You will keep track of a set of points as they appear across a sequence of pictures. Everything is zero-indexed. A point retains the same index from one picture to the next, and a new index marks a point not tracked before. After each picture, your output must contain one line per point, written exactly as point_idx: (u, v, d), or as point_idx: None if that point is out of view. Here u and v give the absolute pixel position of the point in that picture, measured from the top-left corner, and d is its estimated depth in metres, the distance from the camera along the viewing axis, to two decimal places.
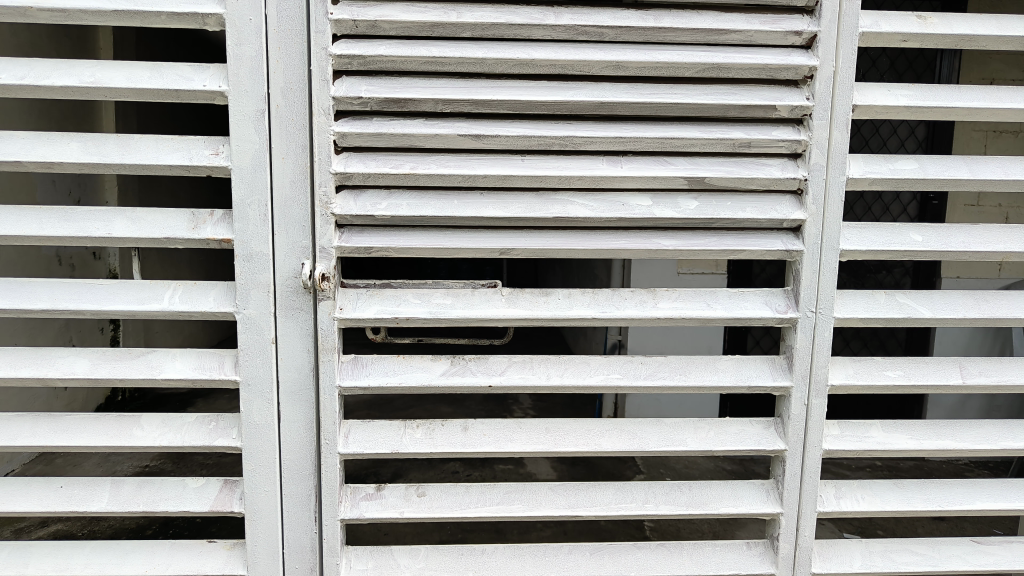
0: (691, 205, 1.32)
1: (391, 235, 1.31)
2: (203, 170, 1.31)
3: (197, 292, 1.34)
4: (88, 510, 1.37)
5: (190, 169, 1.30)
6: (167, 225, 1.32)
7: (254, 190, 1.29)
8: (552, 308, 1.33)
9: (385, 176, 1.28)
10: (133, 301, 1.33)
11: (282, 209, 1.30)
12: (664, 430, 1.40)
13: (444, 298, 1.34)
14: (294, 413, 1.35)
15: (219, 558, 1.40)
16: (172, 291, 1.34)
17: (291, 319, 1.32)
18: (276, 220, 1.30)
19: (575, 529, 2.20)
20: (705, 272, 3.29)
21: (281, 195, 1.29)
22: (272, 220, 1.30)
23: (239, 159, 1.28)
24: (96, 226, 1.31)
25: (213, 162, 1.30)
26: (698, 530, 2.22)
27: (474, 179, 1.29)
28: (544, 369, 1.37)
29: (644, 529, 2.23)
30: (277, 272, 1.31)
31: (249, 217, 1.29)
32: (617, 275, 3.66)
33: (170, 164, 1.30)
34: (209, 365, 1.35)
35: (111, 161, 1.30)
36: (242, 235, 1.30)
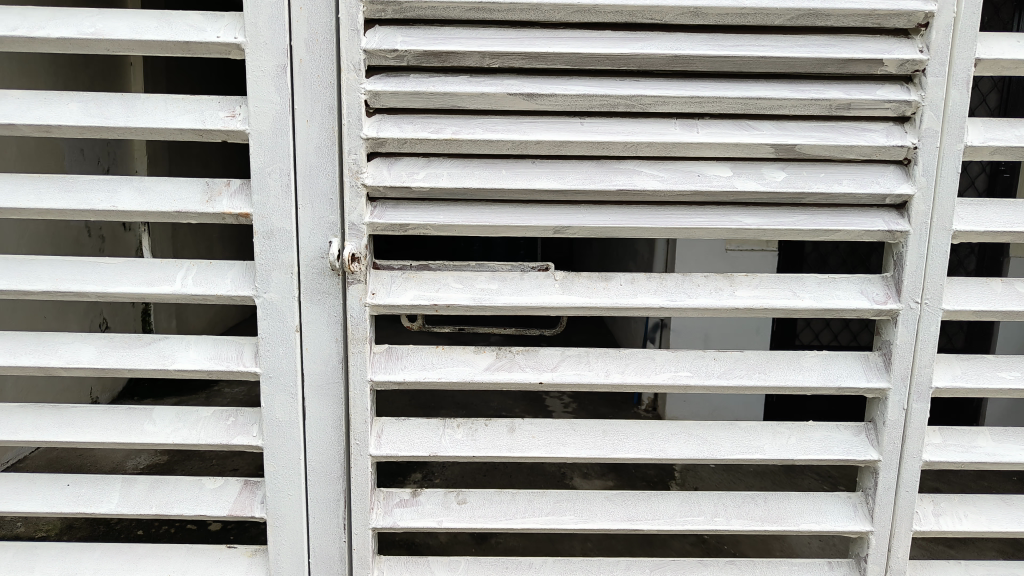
0: (778, 176, 1.13)
1: (430, 210, 1.14)
2: (218, 134, 1.15)
3: (213, 273, 1.19)
4: (97, 511, 1.25)
5: (203, 133, 1.15)
6: (179, 197, 1.17)
7: (275, 158, 1.13)
8: (613, 296, 1.16)
9: (424, 141, 1.11)
10: (143, 281, 1.19)
11: (307, 180, 1.14)
12: (738, 434, 1.23)
13: (489, 283, 1.18)
14: (322, 409, 1.20)
15: (239, 566, 1.27)
16: (185, 270, 1.20)
17: (317, 305, 1.17)
18: (300, 192, 1.14)
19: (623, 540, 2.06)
20: (755, 249, 3.11)
21: (307, 165, 1.13)
22: (295, 192, 1.14)
23: (258, 122, 1.12)
24: (100, 197, 1.17)
25: (230, 125, 1.14)
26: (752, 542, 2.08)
27: (525, 146, 1.11)
28: (602, 364, 1.20)
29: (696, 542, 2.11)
30: (302, 251, 1.15)
31: (269, 188, 1.14)
32: (660, 256, 3.47)
33: (181, 128, 1.15)
34: (227, 354, 1.21)
35: (116, 124, 1.15)
36: (262, 210, 1.14)
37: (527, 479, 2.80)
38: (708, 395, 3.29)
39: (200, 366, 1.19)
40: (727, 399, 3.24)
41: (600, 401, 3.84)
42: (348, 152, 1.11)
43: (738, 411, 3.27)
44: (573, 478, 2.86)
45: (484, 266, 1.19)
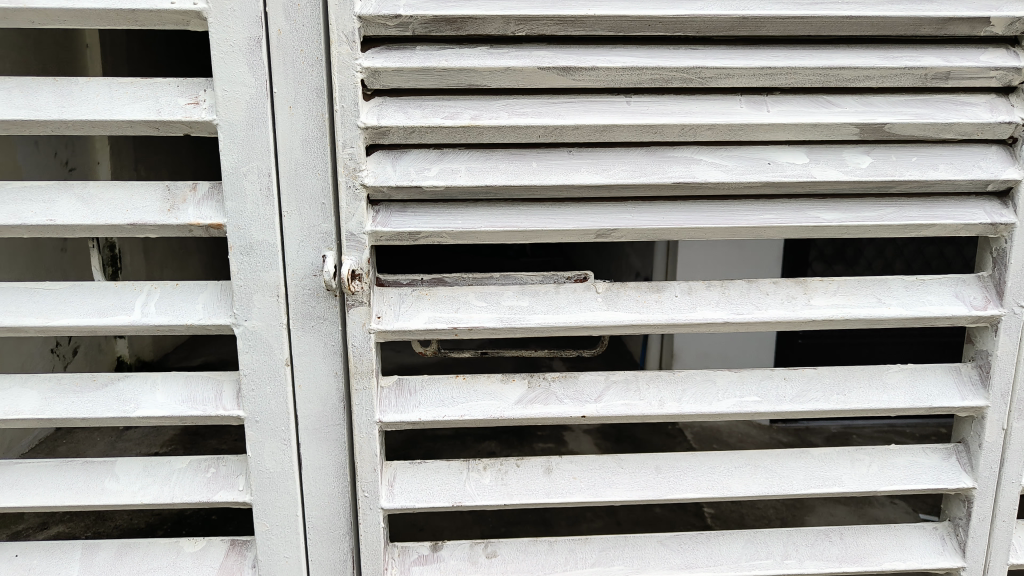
0: (863, 162, 0.94)
1: (445, 213, 0.93)
2: (178, 128, 0.93)
3: (180, 298, 0.97)
4: None
5: (159, 126, 0.92)
6: (133, 207, 0.94)
7: (251, 155, 0.91)
8: (668, 311, 0.97)
9: (437, 130, 0.90)
10: (93, 311, 0.97)
11: (292, 181, 0.92)
12: (811, 464, 1.05)
13: (518, 300, 0.98)
14: (321, 456, 1.00)
15: None
16: (145, 296, 0.98)
17: (311, 333, 0.96)
18: (284, 196, 0.93)
19: None
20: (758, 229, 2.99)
21: (291, 162, 0.92)
22: (278, 196, 0.92)
23: (228, 111, 0.90)
24: (35, 209, 0.94)
25: (193, 116, 0.91)
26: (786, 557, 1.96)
27: (561, 133, 0.90)
28: (654, 391, 1.01)
29: None
30: (289, 269, 0.94)
31: (246, 193, 0.92)
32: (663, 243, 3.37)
33: (131, 121, 0.92)
34: (202, 396, 0.99)
35: (49, 118, 0.91)
36: (237, 219, 0.93)
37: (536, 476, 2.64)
38: None
39: (170, 410, 0.98)
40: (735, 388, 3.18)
41: None
42: (343, 145, 0.89)
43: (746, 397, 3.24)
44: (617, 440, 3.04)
45: (511, 278, 0.99)
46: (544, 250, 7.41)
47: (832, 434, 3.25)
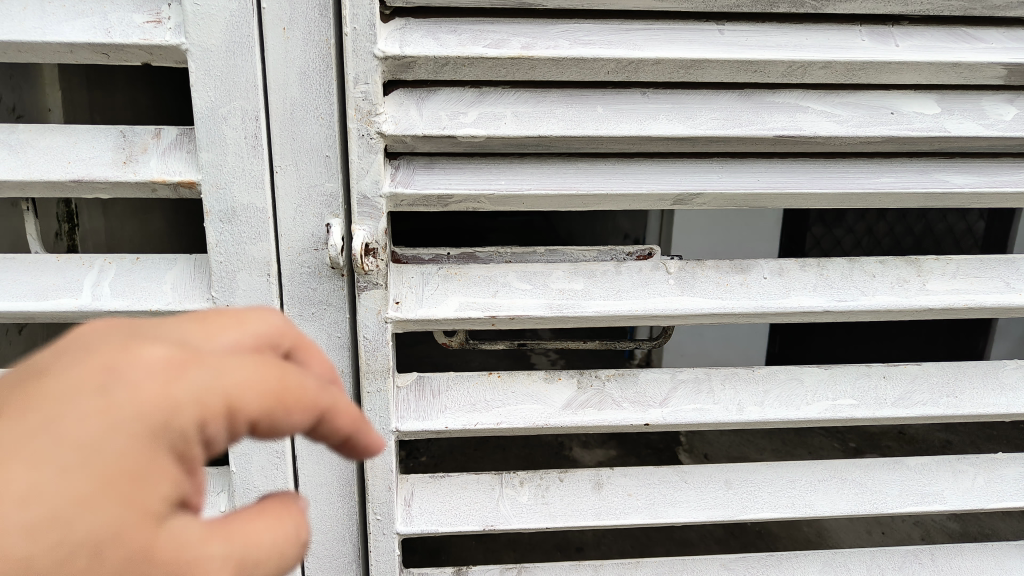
0: (1005, 114, 0.75)
1: (484, 172, 0.72)
2: (135, 54, 0.70)
3: (143, 276, 0.76)
4: None
5: (109, 51, 0.70)
6: (78, 157, 0.73)
7: (233, 92, 0.70)
8: (754, 296, 0.79)
9: (477, 62, 0.69)
10: (29, 293, 0.75)
11: (287, 128, 0.71)
12: (907, 476, 0.89)
13: (570, 281, 0.78)
14: (325, 469, 0.81)
15: None
16: (96, 272, 0.77)
17: (312, 321, 0.76)
18: (276, 147, 0.72)
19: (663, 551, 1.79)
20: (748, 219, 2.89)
21: (287, 103, 0.71)
22: (269, 148, 0.72)
23: (201, 32, 0.68)
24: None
25: (155, 38, 0.69)
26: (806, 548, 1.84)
27: (637, 70, 0.70)
28: (731, 393, 0.84)
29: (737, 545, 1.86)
30: (286, 239, 0.74)
31: (226, 142, 0.71)
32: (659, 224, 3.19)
33: (70, 45, 0.69)
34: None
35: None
36: (216, 177, 0.71)
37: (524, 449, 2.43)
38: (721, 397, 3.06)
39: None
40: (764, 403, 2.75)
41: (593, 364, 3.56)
42: (356, 80, 0.68)
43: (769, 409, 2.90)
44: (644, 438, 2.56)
45: (559, 253, 0.80)
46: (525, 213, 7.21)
47: None
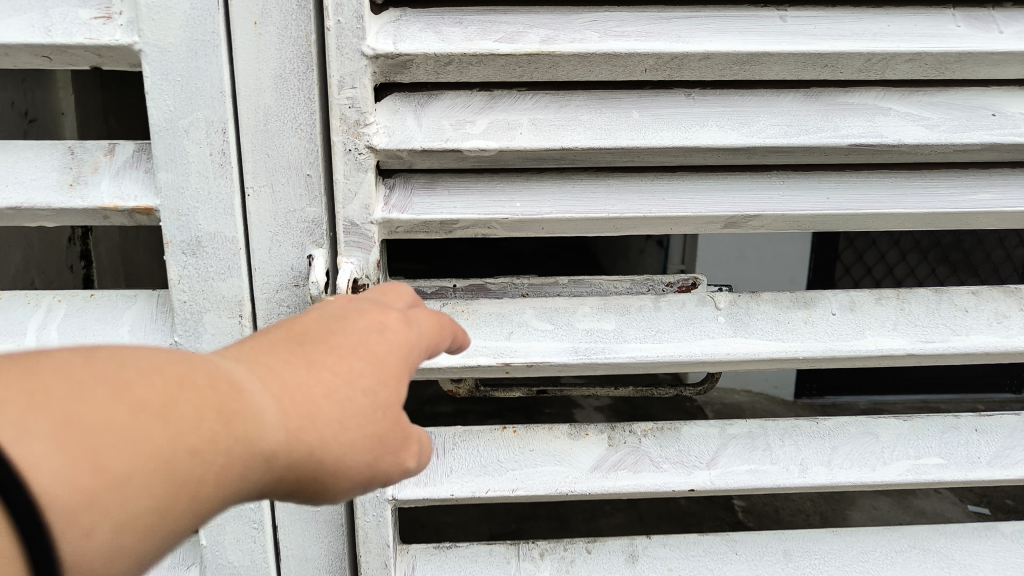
0: None
1: (495, 192, 0.60)
2: (81, 56, 0.58)
3: (95, 318, 0.63)
4: None
5: (51, 53, 0.57)
6: (18, 179, 0.59)
7: (196, 100, 0.58)
8: (822, 336, 0.66)
9: (487, 61, 0.57)
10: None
11: (261, 142, 0.60)
12: (1002, 546, 0.75)
13: (600, 320, 0.65)
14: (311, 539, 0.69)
15: None
16: (41, 312, 0.63)
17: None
18: (249, 164, 0.60)
19: None
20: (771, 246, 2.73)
21: (260, 112, 0.59)
22: (241, 166, 0.60)
23: (158, 29, 0.57)
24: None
25: (105, 38, 0.57)
26: None
27: (681, 67, 0.58)
28: (792, 451, 0.70)
29: None
30: (261, 273, 0.62)
31: (190, 160, 0.59)
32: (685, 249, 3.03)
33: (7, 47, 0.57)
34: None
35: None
36: (176, 201, 0.59)
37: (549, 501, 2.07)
38: None
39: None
40: None
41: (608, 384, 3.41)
42: (340, 84, 0.56)
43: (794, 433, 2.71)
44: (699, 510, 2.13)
45: (585, 284, 0.67)
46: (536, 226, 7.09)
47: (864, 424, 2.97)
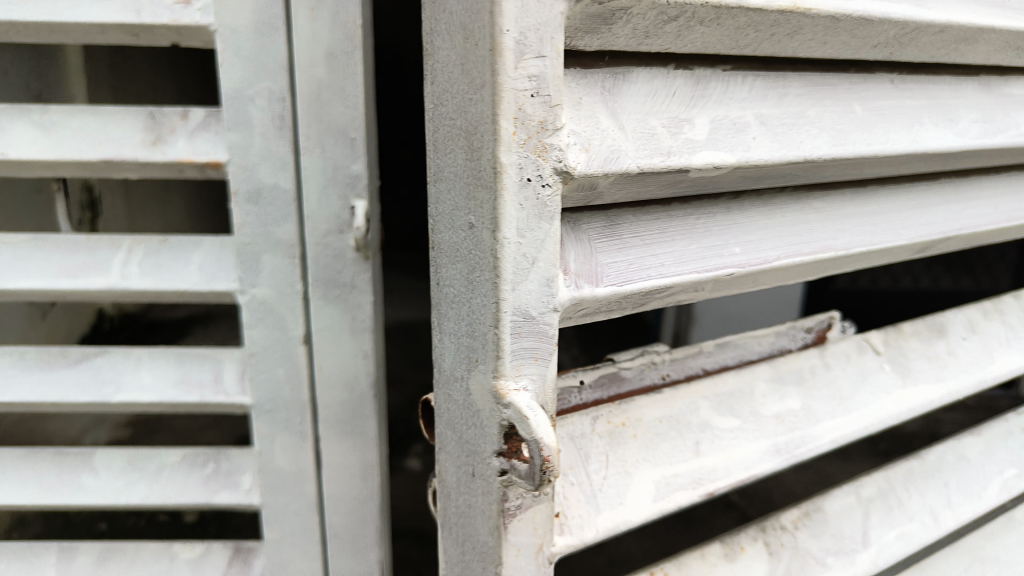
0: None
1: (700, 230, 0.37)
2: (163, 38, 0.49)
3: (171, 256, 0.53)
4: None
5: (139, 34, 0.49)
6: (107, 138, 0.50)
7: (256, 70, 0.49)
8: (970, 366, 0.57)
9: (727, 17, 0.33)
10: (50, 265, 0.52)
11: (311, 116, 0.51)
12: None
13: (783, 397, 0.47)
14: (356, 566, 0.59)
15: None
16: (119, 254, 0.53)
17: (340, 309, 0.54)
18: (305, 133, 0.51)
19: None
20: None
21: (312, 84, 0.50)
22: (295, 135, 0.51)
23: (228, 8, 0.48)
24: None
25: (185, 22, 0.48)
26: None
27: (909, 43, 0.42)
28: (919, 499, 0.61)
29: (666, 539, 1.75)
30: (318, 252, 0.53)
31: (252, 130, 0.50)
32: None
33: (100, 28, 0.48)
34: (217, 464, 0.59)
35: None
36: (240, 154, 0.50)
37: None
38: None
39: (172, 497, 0.57)
40: None
41: None
42: (519, 47, 0.27)
43: None
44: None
45: (729, 346, 0.50)
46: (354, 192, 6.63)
47: None
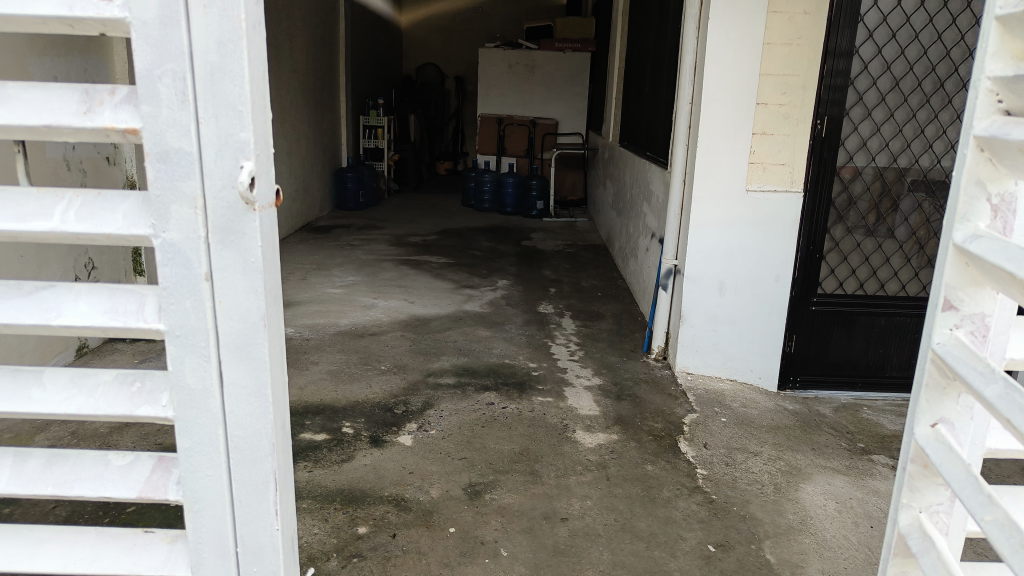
0: None
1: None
2: (92, 27, 0.63)
3: (100, 207, 0.66)
4: None
5: (72, 22, 0.63)
6: (52, 108, 0.64)
7: (163, 55, 0.61)
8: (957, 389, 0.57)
9: None
10: (9, 216, 0.66)
11: (205, 88, 0.62)
12: None
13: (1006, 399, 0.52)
14: (254, 476, 0.69)
15: (162, 560, 0.70)
16: (61, 204, 0.67)
17: (233, 253, 0.65)
18: (198, 103, 0.62)
19: (568, 535, 1.70)
20: (778, 189, 2.57)
21: (206, 63, 0.61)
22: (193, 105, 0.62)
23: (139, 7, 0.61)
24: None
25: (107, 14, 0.61)
26: (693, 510, 1.81)
27: None
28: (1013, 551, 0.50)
29: (627, 508, 1.82)
30: (213, 204, 0.64)
31: (162, 98, 0.62)
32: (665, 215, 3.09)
33: (44, 19, 0.63)
34: (142, 383, 0.69)
35: None
36: (152, 122, 0.63)
37: (462, 439, 2.17)
38: (718, 342, 2.74)
39: (103, 409, 0.68)
40: (749, 467, 2.05)
41: (514, 328, 3.32)
42: None
43: (754, 361, 2.72)
44: (571, 434, 2.23)
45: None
46: (408, 205, 6.99)
47: (839, 404, 2.65)
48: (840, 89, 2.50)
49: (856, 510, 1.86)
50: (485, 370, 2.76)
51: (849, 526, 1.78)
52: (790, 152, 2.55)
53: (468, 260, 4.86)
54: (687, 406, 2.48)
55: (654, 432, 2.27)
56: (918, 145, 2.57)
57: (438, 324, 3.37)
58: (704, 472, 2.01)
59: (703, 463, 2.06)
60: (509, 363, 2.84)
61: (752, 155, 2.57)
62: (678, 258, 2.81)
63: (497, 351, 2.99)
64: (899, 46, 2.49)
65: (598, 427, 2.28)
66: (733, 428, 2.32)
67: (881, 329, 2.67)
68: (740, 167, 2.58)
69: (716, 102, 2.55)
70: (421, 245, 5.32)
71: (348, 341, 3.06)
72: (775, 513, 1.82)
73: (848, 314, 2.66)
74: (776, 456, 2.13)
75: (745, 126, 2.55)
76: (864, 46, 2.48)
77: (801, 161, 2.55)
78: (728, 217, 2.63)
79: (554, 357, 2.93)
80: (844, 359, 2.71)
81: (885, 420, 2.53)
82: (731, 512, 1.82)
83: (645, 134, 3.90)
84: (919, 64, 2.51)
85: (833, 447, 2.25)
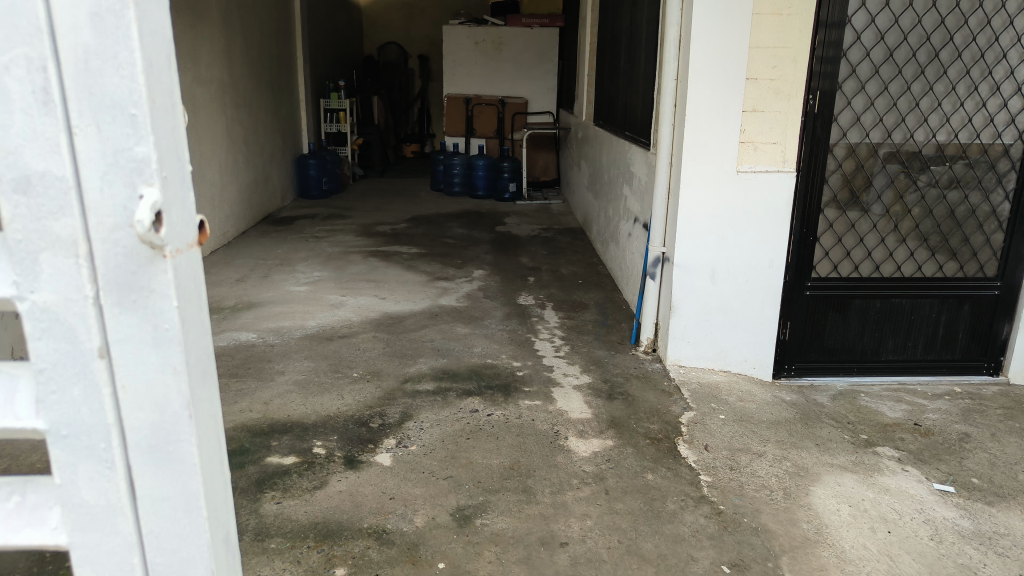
0: None
1: None
2: None
3: None
4: None
5: None
6: None
7: (15, 40, 0.47)
8: None
9: None
10: None
11: (79, 85, 0.48)
12: None
13: None
14: None
15: None
16: None
17: (136, 318, 0.50)
18: (69, 106, 0.48)
19: (570, 564, 1.55)
20: (770, 168, 2.43)
21: (77, 48, 0.47)
22: (63, 108, 0.48)
23: None
24: None
25: None
26: (701, 525, 1.68)
27: None
28: None
29: (631, 527, 1.67)
30: (101, 246, 0.49)
31: (19, 103, 0.48)
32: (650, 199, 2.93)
33: None
34: (22, 498, 0.54)
35: None
36: (6, 137, 0.48)
37: (446, 455, 2.00)
38: (711, 333, 2.60)
39: None
40: (754, 470, 1.92)
41: (493, 323, 3.15)
42: None
43: (749, 351, 2.60)
44: (564, 442, 2.07)
45: None
46: (375, 192, 6.73)
47: (837, 391, 2.55)
48: (832, 61, 2.36)
49: (871, 513, 1.75)
50: (466, 373, 2.59)
51: (867, 533, 1.66)
52: (782, 129, 2.40)
53: (441, 249, 4.66)
54: (683, 404, 2.34)
55: (650, 435, 2.13)
56: (913, 119, 2.45)
57: (412, 322, 3.18)
58: (708, 479, 1.88)
59: (706, 468, 1.93)
60: (491, 364, 2.67)
61: (742, 134, 2.41)
62: (667, 245, 2.65)
63: (477, 350, 2.82)
64: (892, 14, 2.36)
65: (591, 433, 2.13)
66: (734, 426, 2.19)
67: (876, 312, 2.56)
68: (730, 146, 2.42)
69: (704, 78, 2.38)
70: (391, 234, 5.10)
71: (317, 346, 2.86)
72: (788, 523, 1.69)
73: (843, 297, 2.54)
74: (780, 456, 2.01)
75: (734, 103, 2.39)
76: (857, 16, 2.35)
77: (793, 139, 2.40)
78: (718, 200, 2.47)
79: (538, 355, 2.77)
80: (841, 345, 2.60)
81: (885, 407, 2.41)
82: (742, 524, 1.68)
83: (623, 113, 3.73)
84: (913, 33, 2.38)
85: (838, 441, 2.14)
